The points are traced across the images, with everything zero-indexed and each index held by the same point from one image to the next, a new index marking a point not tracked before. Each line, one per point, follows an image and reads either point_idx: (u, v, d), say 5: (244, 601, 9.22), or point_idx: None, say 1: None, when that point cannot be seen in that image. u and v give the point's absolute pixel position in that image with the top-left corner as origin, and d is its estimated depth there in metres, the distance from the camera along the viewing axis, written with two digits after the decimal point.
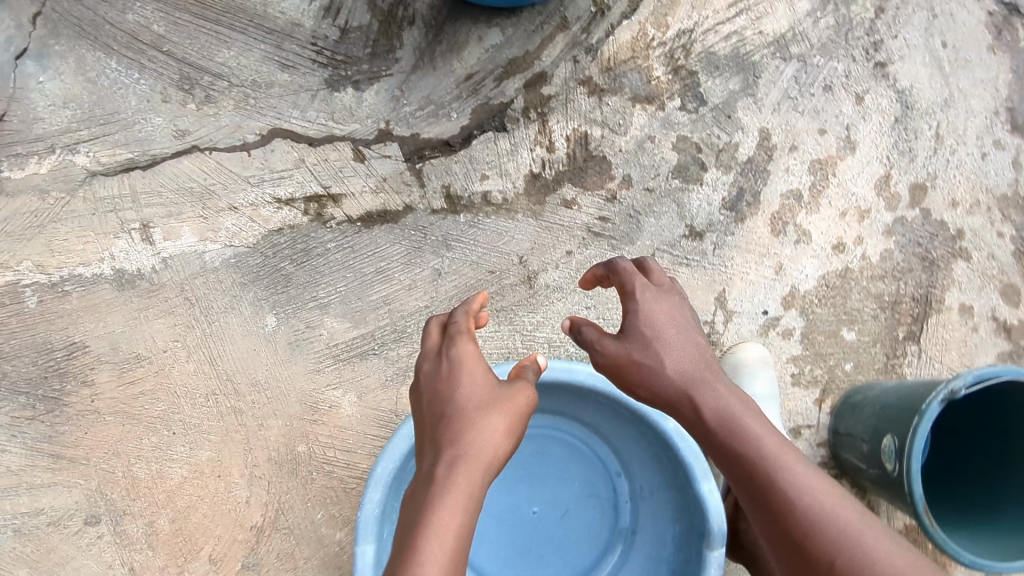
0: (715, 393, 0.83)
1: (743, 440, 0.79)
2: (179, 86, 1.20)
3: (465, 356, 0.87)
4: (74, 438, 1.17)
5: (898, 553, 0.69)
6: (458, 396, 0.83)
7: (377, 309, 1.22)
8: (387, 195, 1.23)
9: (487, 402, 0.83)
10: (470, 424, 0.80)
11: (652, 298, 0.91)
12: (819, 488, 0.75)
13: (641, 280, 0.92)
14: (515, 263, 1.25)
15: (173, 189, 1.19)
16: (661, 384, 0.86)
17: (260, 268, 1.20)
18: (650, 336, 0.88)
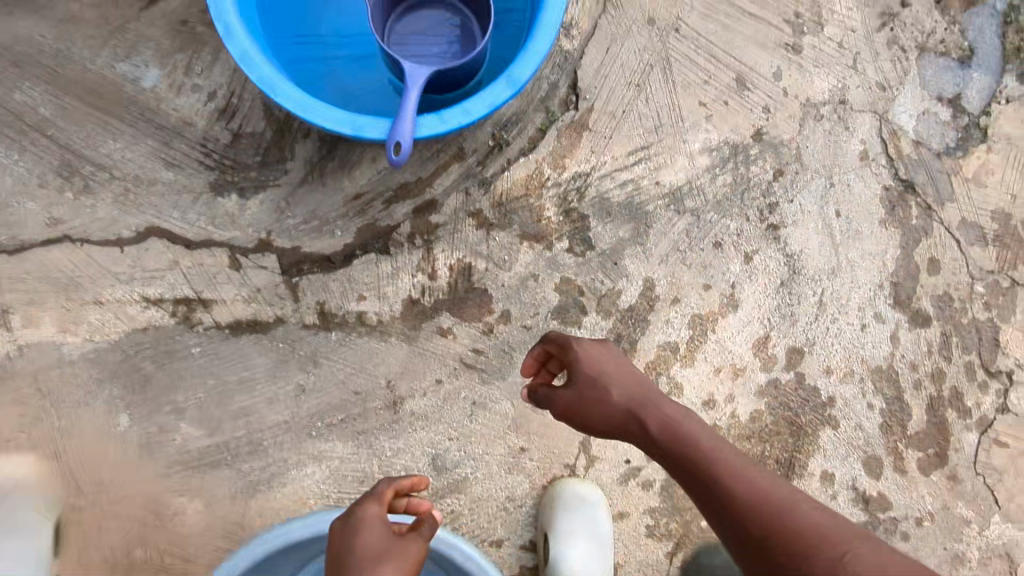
0: (657, 410, 0.91)
1: (692, 446, 0.85)
2: (59, 173, 1.18)
3: (369, 517, 0.92)
4: None
5: (840, 529, 0.73)
6: (362, 541, 0.88)
7: (234, 419, 1.20)
8: (259, 305, 1.21)
9: (380, 555, 0.85)
10: (363, 570, 0.83)
11: (588, 343, 1.00)
12: (770, 482, 0.80)
13: (574, 336, 1.02)
14: (383, 386, 1.24)
15: (37, 277, 1.17)
16: (614, 411, 0.93)
17: (119, 366, 1.18)
18: (595, 375, 0.95)
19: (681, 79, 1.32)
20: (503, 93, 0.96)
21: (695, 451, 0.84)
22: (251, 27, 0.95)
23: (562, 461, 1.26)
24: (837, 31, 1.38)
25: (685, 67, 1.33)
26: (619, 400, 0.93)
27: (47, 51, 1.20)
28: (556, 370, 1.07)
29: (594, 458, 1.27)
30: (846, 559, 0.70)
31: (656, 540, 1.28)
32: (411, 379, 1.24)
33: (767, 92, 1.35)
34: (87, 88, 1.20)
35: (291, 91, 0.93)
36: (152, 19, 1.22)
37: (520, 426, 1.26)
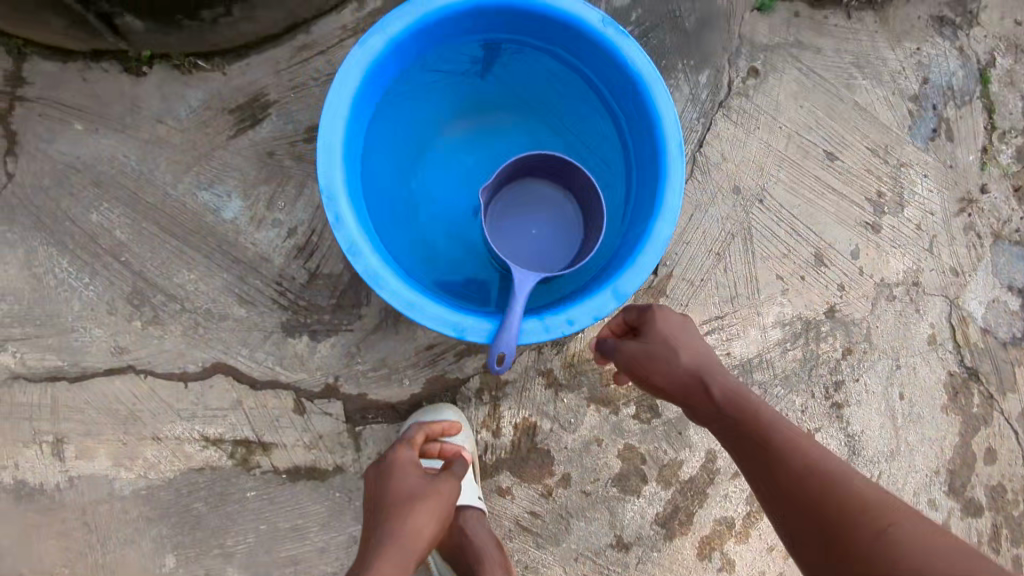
0: (722, 382, 0.82)
1: (755, 414, 0.77)
2: (129, 300, 1.15)
3: (397, 460, 0.96)
4: None
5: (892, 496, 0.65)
6: (391, 486, 0.91)
7: (283, 567, 1.17)
8: (319, 452, 1.18)
9: (411, 496, 0.88)
10: (403, 505, 0.87)
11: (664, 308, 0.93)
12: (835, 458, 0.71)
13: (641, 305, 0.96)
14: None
15: (97, 408, 1.13)
16: (675, 373, 0.84)
17: (171, 504, 1.15)
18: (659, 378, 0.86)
19: (762, 250, 1.31)
20: (608, 304, 0.94)
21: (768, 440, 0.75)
22: (360, 213, 0.93)
23: None
24: (918, 213, 1.37)
25: (766, 238, 1.32)
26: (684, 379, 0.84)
27: (129, 172, 1.15)
28: None
29: None
30: (889, 533, 0.61)
31: None
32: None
33: (845, 270, 1.35)
34: (165, 213, 1.16)
35: (394, 286, 0.91)
36: (238, 148, 1.18)
37: None
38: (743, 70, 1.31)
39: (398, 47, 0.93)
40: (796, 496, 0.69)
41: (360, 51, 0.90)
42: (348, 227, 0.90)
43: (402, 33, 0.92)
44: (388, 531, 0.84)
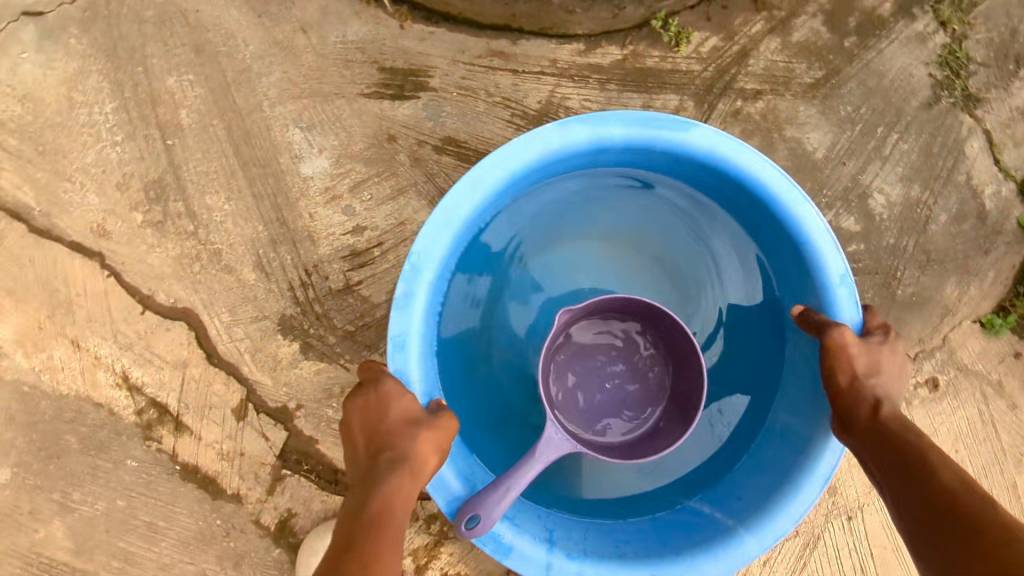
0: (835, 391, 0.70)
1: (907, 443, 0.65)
2: (145, 188, 0.95)
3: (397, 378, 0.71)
4: None
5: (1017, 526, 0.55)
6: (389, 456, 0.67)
7: (111, 556, 0.97)
8: (229, 468, 0.97)
9: (415, 419, 0.67)
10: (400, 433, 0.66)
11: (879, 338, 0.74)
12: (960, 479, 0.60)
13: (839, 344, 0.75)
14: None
15: (37, 273, 0.94)
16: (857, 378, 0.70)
17: (45, 419, 0.95)
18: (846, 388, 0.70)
19: (813, 569, 1.07)
20: None
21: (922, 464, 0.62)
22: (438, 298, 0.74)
23: None
24: None
25: (826, 561, 1.07)
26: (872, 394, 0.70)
27: (236, 60, 0.96)
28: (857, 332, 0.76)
29: None
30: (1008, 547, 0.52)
31: None
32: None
33: None
34: (244, 125, 0.96)
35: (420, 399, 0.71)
36: (363, 109, 0.97)
37: None
38: (923, 374, 1.06)
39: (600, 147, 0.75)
40: (953, 520, 0.56)
41: (556, 130, 0.72)
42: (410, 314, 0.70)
43: (614, 141, 0.74)
44: (391, 473, 0.63)
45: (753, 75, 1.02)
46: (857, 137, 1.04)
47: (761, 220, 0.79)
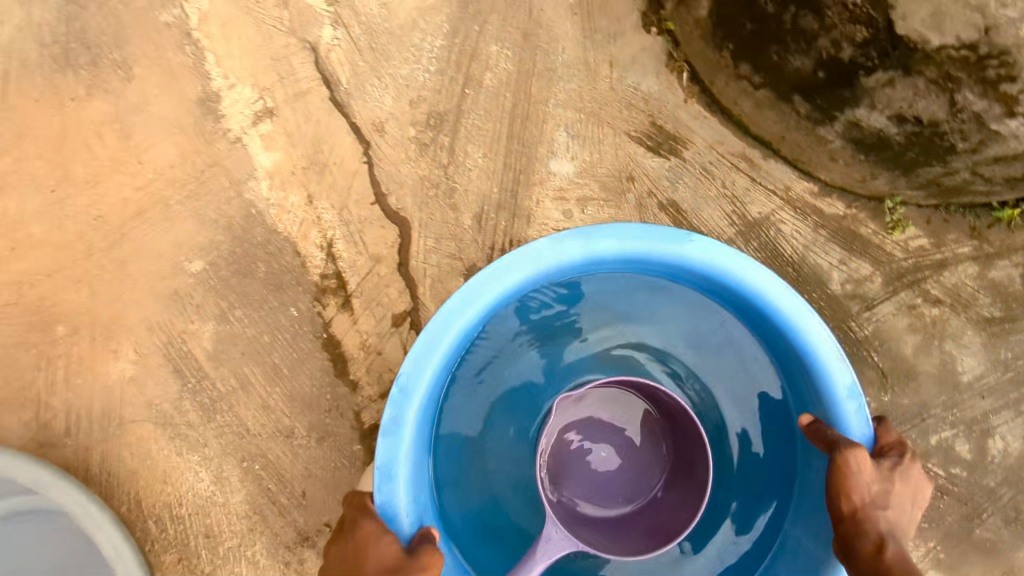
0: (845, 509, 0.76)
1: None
2: (429, 114, 1.11)
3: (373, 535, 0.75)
4: (28, 91, 1.09)
5: None
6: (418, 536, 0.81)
7: (233, 375, 1.09)
8: (362, 359, 1.08)
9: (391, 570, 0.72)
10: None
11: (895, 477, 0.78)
12: None
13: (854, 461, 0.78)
14: (315, 521, 1.08)
15: (315, 132, 1.10)
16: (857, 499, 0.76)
17: (252, 241, 1.09)
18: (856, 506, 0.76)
19: None
20: None
21: None
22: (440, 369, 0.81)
23: None
24: None
25: None
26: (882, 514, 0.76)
27: (549, 58, 1.13)
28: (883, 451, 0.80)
29: None
30: None
31: None
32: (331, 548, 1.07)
33: None
34: (527, 108, 1.12)
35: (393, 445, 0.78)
36: (621, 145, 1.12)
37: None
38: None
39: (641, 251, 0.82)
40: None
41: (478, 279, 0.78)
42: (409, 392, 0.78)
43: (660, 253, 0.82)
44: None
45: (942, 285, 1.13)
46: (1003, 381, 1.12)
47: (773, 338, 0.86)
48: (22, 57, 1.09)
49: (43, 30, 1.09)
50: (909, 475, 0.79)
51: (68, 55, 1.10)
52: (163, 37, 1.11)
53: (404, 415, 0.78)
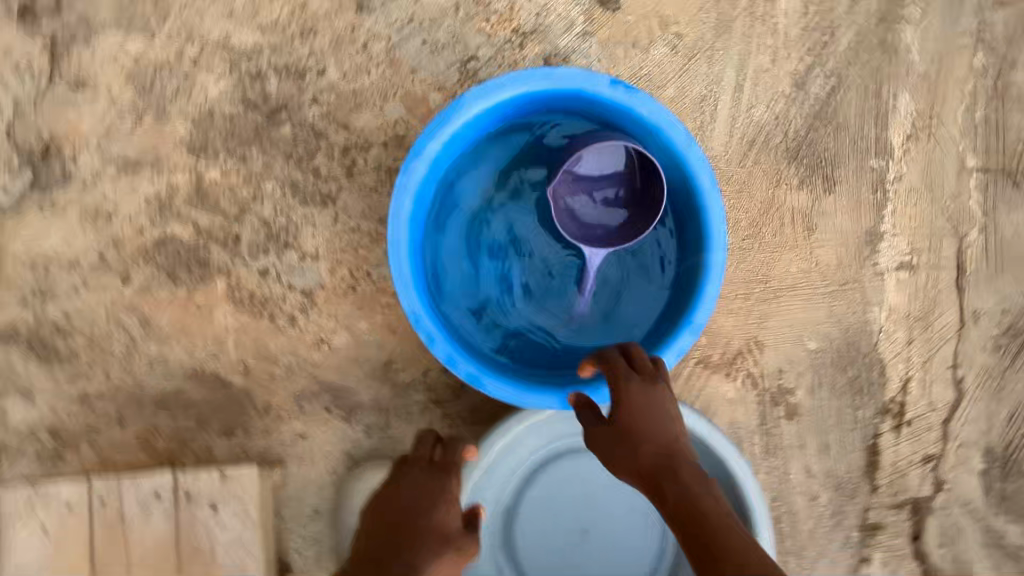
0: (681, 483, 0.80)
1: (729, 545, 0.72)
2: (1007, 332, 1.44)
3: None
4: (761, 164, 1.41)
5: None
6: (434, 520, 0.88)
7: (794, 436, 1.40)
8: (886, 472, 1.41)
9: None
10: None
11: (640, 383, 0.93)
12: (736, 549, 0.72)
13: (628, 375, 0.94)
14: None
15: (931, 297, 1.44)
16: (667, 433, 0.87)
17: (851, 351, 1.41)
18: (631, 424, 0.89)
19: None
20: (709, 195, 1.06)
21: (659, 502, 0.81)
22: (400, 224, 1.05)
23: None
24: None
25: None
26: (674, 429, 0.88)
27: None
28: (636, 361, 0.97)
29: None
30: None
31: None
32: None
33: None
34: None
35: (399, 250, 1.04)
36: None
37: None
38: None
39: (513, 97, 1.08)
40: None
41: (402, 181, 1.04)
42: (395, 235, 1.04)
43: (411, 184, 1.05)
44: None
45: None
46: None
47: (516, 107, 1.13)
48: (769, 137, 1.41)
49: (789, 128, 1.41)
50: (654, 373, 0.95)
51: (798, 155, 1.42)
52: (863, 175, 1.43)
53: (401, 260, 1.04)
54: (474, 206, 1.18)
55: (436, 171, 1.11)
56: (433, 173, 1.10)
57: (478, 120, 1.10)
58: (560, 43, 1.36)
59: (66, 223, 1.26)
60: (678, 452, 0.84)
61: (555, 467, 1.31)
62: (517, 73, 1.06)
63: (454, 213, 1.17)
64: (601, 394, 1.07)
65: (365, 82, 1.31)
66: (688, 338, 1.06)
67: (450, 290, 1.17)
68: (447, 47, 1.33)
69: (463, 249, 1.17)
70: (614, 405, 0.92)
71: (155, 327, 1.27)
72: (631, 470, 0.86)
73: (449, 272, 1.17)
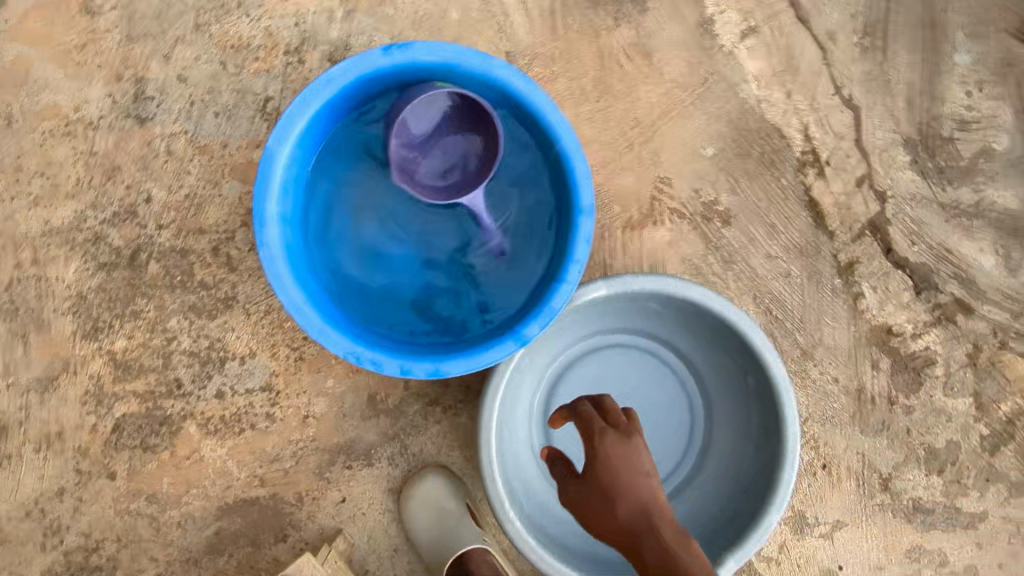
0: (666, 547, 0.87)
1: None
2: (863, 30, 1.48)
3: None
4: (572, 25, 1.40)
5: None
6: None
7: (743, 235, 1.44)
8: (836, 214, 1.46)
9: None
10: None
11: (611, 438, 0.98)
12: (694, 558, 0.86)
13: (602, 426, 1.01)
14: (853, 449, 1.47)
15: (785, 43, 1.45)
16: (643, 486, 0.94)
17: (746, 133, 1.44)
18: (607, 483, 0.96)
19: None
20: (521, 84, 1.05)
21: (626, 537, 0.92)
22: (291, 289, 1.03)
23: (813, 499, 1.46)
24: None
25: None
26: (652, 486, 0.95)
27: None
28: (611, 417, 1.03)
29: (831, 537, 1.46)
30: None
31: None
32: (849, 409, 1.46)
33: None
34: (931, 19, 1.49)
35: (305, 313, 1.03)
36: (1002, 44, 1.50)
37: (826, 427, 1.46)
38: None
39: (312, 120, 1.05)
40: None
41: (266, 253, 1.02)
42: (293, 302, 1.03)
43: (275, 249, 1.03)
44: None
45: None
46: None
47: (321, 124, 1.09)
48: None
49: None
50: (630, 431, 1.00)
51: None
52: None
53: (312, 319, 1.03)
54: (354, 227, 1.17)
55: (294, 223, 1.09)
56: (292, 225, 1.08)
57: (298, 157, 1.07)
58: (331, 35, 1.33)
59: (30, 463, 1.29)
60: (652, 507, 0.92)
61: (561, 390, 1.40)
62: (298, 98, 1.03)
63: (340, 245, 1.17)
64: (545, 315, 1.07)
65: (190, 181, 1.30)
66: (587, 217, 1.06)
67: (382, 311, 1.16)
68: (238, 105, 1.31)
69: (370, 269, 1.18)
70: (589, 461, 0.99)
71: (162, 497, 1.31)
72: (600, 525, 0.95)
73: (370, 297, 1.17)
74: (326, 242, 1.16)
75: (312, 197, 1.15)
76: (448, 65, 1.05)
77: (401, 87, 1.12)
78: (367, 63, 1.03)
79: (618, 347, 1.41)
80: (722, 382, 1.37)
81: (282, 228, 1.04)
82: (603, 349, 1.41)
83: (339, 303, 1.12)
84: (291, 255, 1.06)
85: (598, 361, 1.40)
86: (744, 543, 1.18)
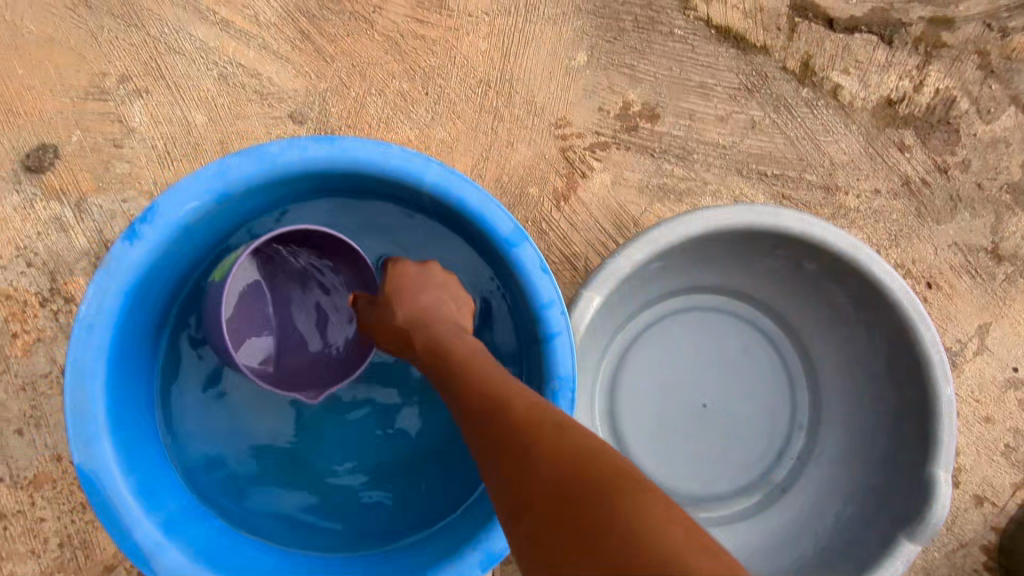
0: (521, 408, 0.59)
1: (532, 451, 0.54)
2: None
3: None
4: (335, 33, 1.05)
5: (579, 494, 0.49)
6: None
7: (680, 117, 1.13)
8: (754, 25, 1.15)
9: None
10: None
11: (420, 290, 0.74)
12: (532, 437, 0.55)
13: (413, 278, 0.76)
14: (943, 245, 1.19)
15: None
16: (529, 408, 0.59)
17: (603, 9, 1.11)
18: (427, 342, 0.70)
19: None
20: (318, 150, 0.73)
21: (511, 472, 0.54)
22: None
23: (943, 325, 1.18)
24: None
25: None
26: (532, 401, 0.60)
27: None
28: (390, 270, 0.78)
29: (985, 348, 1.18)
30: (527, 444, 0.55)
31: (1003, 460, 1.17)
32: (910, 210, 1.18)
33: None
34: None
35: None
36: None
37: (903, 243, 1.18)
38: None
39: (112, 385, 0.70)
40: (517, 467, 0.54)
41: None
42: None
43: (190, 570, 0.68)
44: None
45: None
46: None
47: (136, 375, 0.75)
48: (301, 11, 1.04)
49: None
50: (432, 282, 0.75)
51: None
52: None
53: None
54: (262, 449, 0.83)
55: (193, 515, 0.75)
56: (191, 521, 0.74)
57: (130, 434, 0.72)
58: (78, 246, 0.96)
59: None
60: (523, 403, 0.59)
61: (627, 423, 1.07)
62: (66, 373, 0.68)
63: (272, 483, 0.82)
64: (565, 390, 0.75)
65: (50, 527, 0.94)
66: (523, 241, 0.75)
67: (373, 519, 0.82)
68: (37, 403, 0.94)
69: (322, 477, 0.83)
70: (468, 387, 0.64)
71: None
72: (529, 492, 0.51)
73: (351, 510, 0.82)
74: (242, 495, 0.81)
75: (189, 457, 0.80)
76: (222, 197, 0.72)
77: (199, 259, 0.79)
78: (123, 270, 0.69)
79: (644, 334, 1.09)
80: (778, 283, 1.06)
81: (176, 535, 0.70)
82: (634, 350, 1.09)
83: (318, 555, 0.78)
84: (215, 556, 0.71)
85: (638, 364, 1.09)
86: (939, 441, 0.93)
